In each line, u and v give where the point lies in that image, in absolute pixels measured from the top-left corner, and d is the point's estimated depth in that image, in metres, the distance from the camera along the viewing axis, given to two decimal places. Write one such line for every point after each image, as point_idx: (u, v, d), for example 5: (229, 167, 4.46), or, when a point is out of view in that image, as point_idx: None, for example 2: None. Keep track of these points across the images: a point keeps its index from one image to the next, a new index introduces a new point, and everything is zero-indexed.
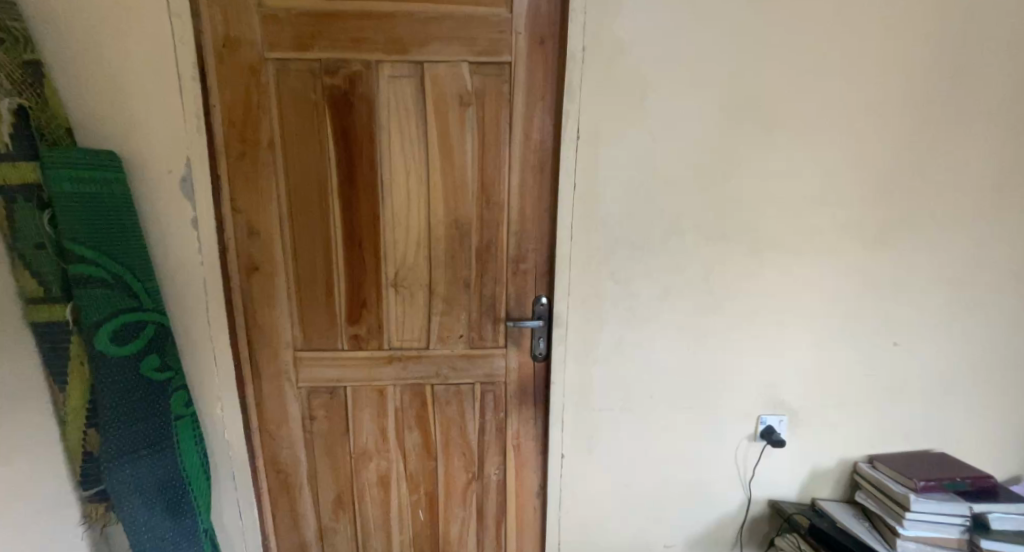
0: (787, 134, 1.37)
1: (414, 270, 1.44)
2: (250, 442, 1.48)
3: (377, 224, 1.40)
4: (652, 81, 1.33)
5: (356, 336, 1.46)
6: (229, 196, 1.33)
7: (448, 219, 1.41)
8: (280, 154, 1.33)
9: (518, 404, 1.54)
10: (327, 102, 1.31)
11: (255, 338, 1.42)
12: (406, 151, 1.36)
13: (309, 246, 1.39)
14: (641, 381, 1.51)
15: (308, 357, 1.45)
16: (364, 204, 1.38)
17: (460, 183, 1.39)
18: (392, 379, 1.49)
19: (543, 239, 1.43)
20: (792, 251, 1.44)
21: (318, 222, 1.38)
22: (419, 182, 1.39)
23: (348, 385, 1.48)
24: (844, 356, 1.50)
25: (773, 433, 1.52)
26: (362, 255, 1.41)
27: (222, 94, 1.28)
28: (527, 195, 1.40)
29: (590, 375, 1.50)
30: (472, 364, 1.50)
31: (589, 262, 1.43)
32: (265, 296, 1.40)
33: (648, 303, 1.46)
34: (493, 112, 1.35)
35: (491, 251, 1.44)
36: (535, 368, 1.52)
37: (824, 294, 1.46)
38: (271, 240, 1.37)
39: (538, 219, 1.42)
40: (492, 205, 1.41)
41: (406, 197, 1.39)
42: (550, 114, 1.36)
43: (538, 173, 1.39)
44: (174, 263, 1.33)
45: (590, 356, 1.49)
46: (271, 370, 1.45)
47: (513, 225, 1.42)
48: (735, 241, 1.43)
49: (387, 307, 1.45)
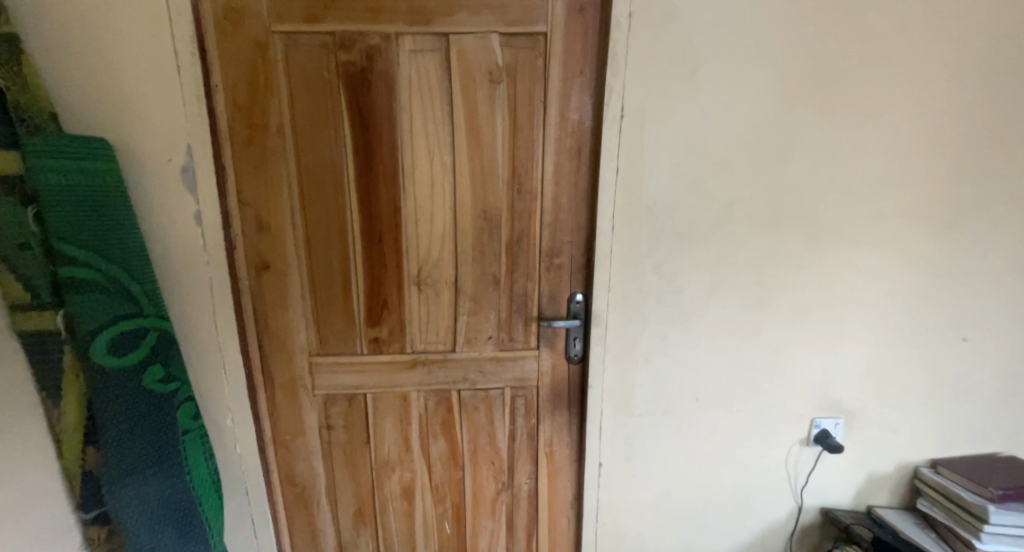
0: (851, 112, 1.24)
1: (439, 266, 1.31)
2: (264, 455, 1.37)
3: (400, 217, 1.27)
4: (704, 54, 1.19)
5: (376, 338, 1.34)
6: (235, 187, 1.20)
7: (477, 211, 1.28)
8: (291, 140, 1.20)
9: (551, 409, 1.42)
10: (341, 81, 1.17)
11: (267, 343, 1.31)
12: (429, 135, 1.23)
13: (325, 242, 1.27)
14: (684, 384, 1.39)
15: (325, 363, 1.34)
16: (384, 194, 1.25)
17: (490, 171, 1.26)
18: (415, 384, 1.38)
19: (579, 231, 1.31)
20: (853, 241, 1.31)
21: (335, 215, 1.25)
22: (443, 169, 1.26)
23: (368, 392, 1.37)
24: (907, 354, 1.38)
25: (828, 437, 1.41)
26: (382, 251, 1.29)
27: (225, 73, 1.14)
28: (562, 183, 1.28)
29: (631, 378, 1.38)
30: (503, 367, 1.39)
31: (632, 255, 1.30)
32: (277, 298, 1.28)
33: (694, 298, 1.34)
34: (526, 92, 1.22)
35: (523, 245, 1.32)
36: (570, 370, 1.40)
37: (886, 287, 1.34)
38: (282, 236, 1.25)
39: (574, 209, 1.30)
40: (525, 195, 1.28)
41: (430, 186, 1.26)
42: (589, 92, 1.22)
43: (576, 158, 1.26)
44: (177, 263, 1.19)
45: (630, 357, 1.37)
46: (285, 377, 1.33)
47: (547, 216, 1.30)
48: (791, 231, 1.31)
49: (409, 307, 1.33)
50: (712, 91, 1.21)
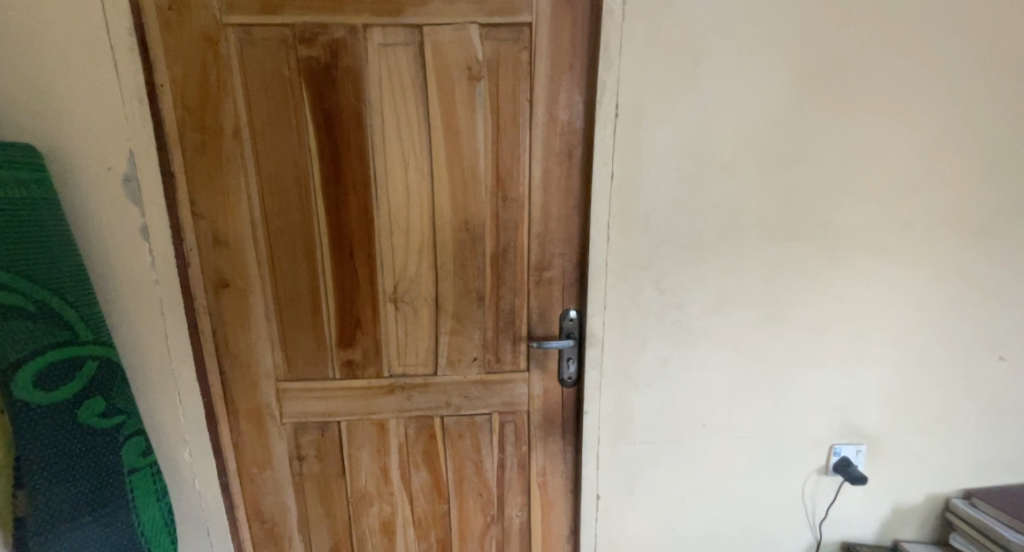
0: (873, 107, 1.11)
1: (417, 282, 1.19)
2: (228, 489, 1.25)
3: (372, 229, 1.15)
4: (708, 44, 1.06)
5: (350, 361, 1.23)
6: (188, 198, 1.09)
7: (457, 221, 1.17)
8: (249, 145, 1.08)
9: (543, 436, 1.30)
10: (303, 79, 1.05)
11: (227, 369, 1.19)
12: (402, 138, 1.11)
13: (290, 257, 1.15)
14: (689, 409, 1.26)
15: (294, 389, 1.22)
16: (354, 204, 1.13)
17: (472, 177, 1.14)
18: (393, 410, 1.26)
19: (570, 242, 1.19)
20: (877, 250, 1.18)
21: (300, 226, 1.13)
22: (418, 176, 1.14)
23: (342, 420, 1.25)
24: (937, 375, 1.25)
25: (849, 465, 1.27)
26: (353, 267, 1.17)
27: (172, 71, 1.03)
28: (550, 189, 1.16)
29: (630, 403, 1.25)
30: (489, 391, 1.27)
31: (630, 268, 1.17)
32: (238, 319, 1.16)
33: (700, 316, 1.21)
34: (509, 89, 1.10)
35: (509, 258, 1.20)
36: (563, 393, 1.28)
37: (914, 301, 1.21)
38: (242, 251, 1.13)
39: (564, 218, 1.18)
40: (510, 203, 1.16)
41: (404, 195, 1.14)
42: (579, 88, 1.10)
43: (566, 162, 1.14)
44: (123, 282, 1.08)
45: (630, 380, 1.24)
46: (249, 405, 1.22)
47: (535, 226, 1.18)
48: (807, 240, 1.17)
49: (385, 327, 1.22)
50: (717, 86, 1.08)
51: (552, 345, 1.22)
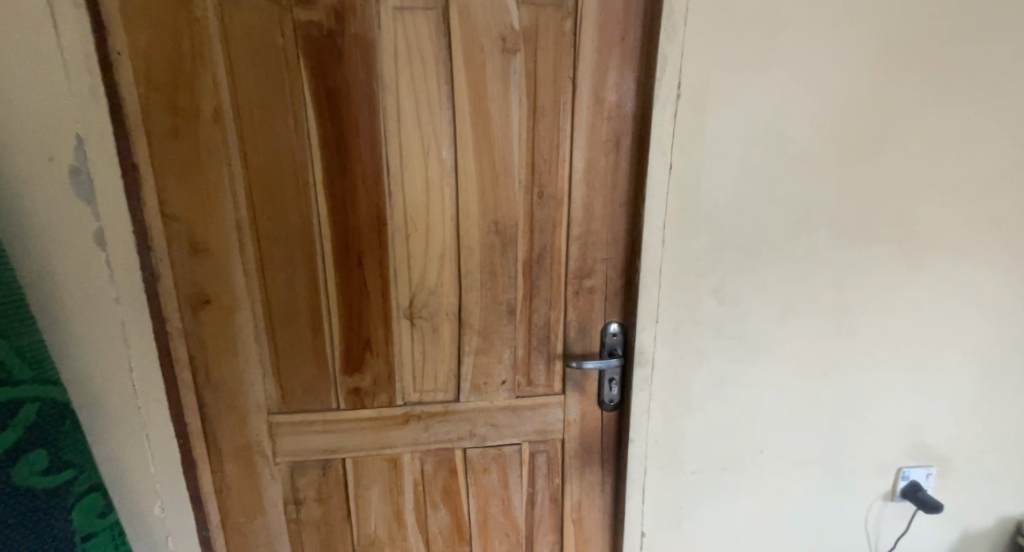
0: (965, 89, 0.97)
1: (437, 294, 1.02)
2: (210, 544, 1.05)
3: (385, 233, 0.96)
4: (786, 12, 0.90)
5: (357, 389, 1.04)
6: (157, 195, 0.88)
7: (485, 223, 0.99)
8: (234, 131, 0.87)
9: (579, 467, 1.14)
10: (301, 49, 0.85)
11: (209, 403, 0.98)
12: (422, 123, 0.92)
13: (285, 267, 0.95)
14: (746, 432, 1.12)
15: (291, 423, 1.03)
16: (363, 203, 0.94)
17: (503, 171, 0.96)
18: (408, 443, 1.08)
19: (615, 245, 1.03)
20: (958, 252, 1.05)
21: (297, 231, 0.93)
22: (440, 169, 0.95)
23: (348, 457, 1.06)
24: (1013, 388, 1.13)
25: (919, 490, 1.15)
26: (361, 278, 0.98)
27: (134, 36, 0.81)
28: (595, 184, 0.99)
29: (681, 428, 1.10)
30: (519, 418, 1.10)
31: (686, 276, 1.01)
32: (221, 342, 0.96)
33: (762, 328, 1.06)
34: (549, 65, 0.92)
35: (545, 265, 1.03)
36: (603, 418, 1.12)
37: (994, 308, 1.08)
38: (225, 261, 0.93)
39: (609, 218, 1.01)
40: (548, 201, 0.99)
41: (424, 191, 0.96)
42: (631, 66, 0.94)
43: (613, 152, 0.98)
44: (73, 303, 0.84)
45: (681, 403, 1.09)
46: (235, 444, 1.01)
47: (576, 227, 1.01)
48: (884, 241, 1.03)
49: (399, 348, 1.03)
50: (793, 63, 0.93)
51: (597, 364, 1.05)
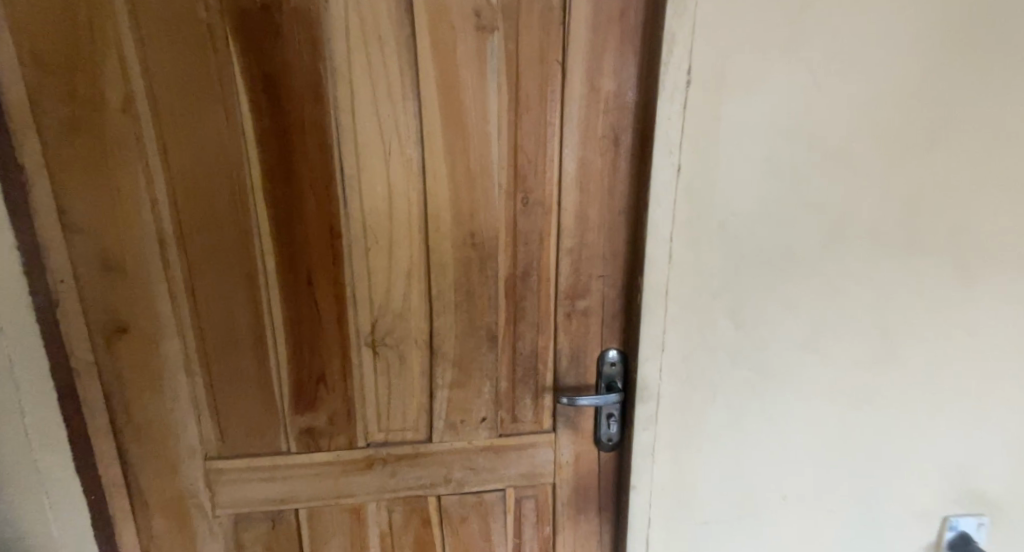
0: None
1: (405, 318, 0.86)
2: None
3: (339, 247, 0.81)
4: None
5: (311, 430, 0.88)
6: (57, 203, 0.73)
7: (460, 235, 0.83)
8: (151, 125, 0.72)
9: (574, 515, 0.99)
10: (228, 25, 0.70)
11: (132, 448, 0.83)
12: (381, 115, 0.76)
13: (220, 289, 0.80)
14: (768, 477, 0.96)
15: (232, 471, 0.87)
16: (312, 212, 0.78)
17: (480, 174, 0.81)
18: (373, 491, 0.92)
19: (614, 260, 0.88)
20: (1017, 267, 0.89)
21: (232, 246, 0.78)
22: (405, 171, 0.79)
23: (301, 508, 0.91)
24: None
25: (969, 543, 0.99)
26: (312, 300, 0.82)
27: (18, 8, 0.66)
28: (588, 189, 0.84)
29: (693, 473, 0.94)
30: (503, 461, 0.95)
31: (697, 297, 0.86)
32: (144, 377, 0.81)
33: (787, 356, 0.91)
34: (533, 45, 0.76)
35: (531, 284, 0.88)
36: (600, 459, 0.97)
37: None
38: (145, 281, 0.77)
39: (606, 228, 0.86)
40: (533, 208, 0.84)
41: (386, 198, 0.80)
42: (631, 47, 0.78)
43: (610, 151, 0.83)
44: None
45: (692, 444, 0.93)
46: (166, 495, 0.86)
47: (567, 240, 0.86)
48: (929, 255, 0.88)
49: (360, 382, 0.88)
50: (826, 43, 0.77)
51: (593, 399, 0.89)
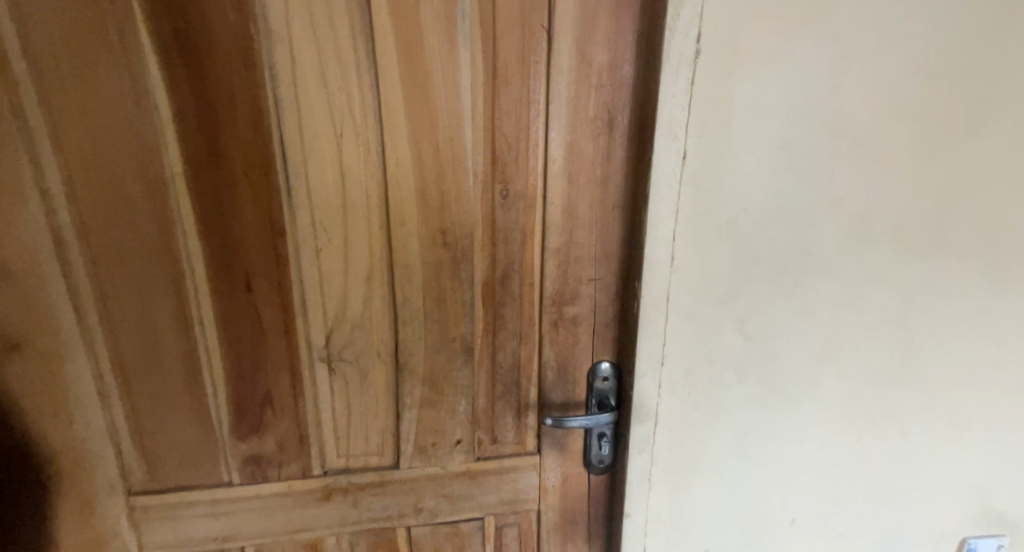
0: None
1: (364, 329, 0.74)
2: None
3: (283, 248, 0.68)
4: None
5: (256, 458, 0.76)
6: None
7: (428, 232, 0.71)
8: (38, 98, 0.59)
9: (560, 542, 0.89)
10: None
11: (38, 483, 0.71)
12: (329, 89, 0.63)
13: (138, 297, 0.67)
14: (776, 500, 0.86)
15: (162, 507, 0.75)
16: (248, 206, 0.65)
17: (451, 161, 0.68)
18: (332, 525, 0.81)
19: (606, 260, 0.77)
20: None
21: (150, 246, 0.65)
22: (361, 157, 0.67)
23: (248, 545, 0.79)
24: None
25: None
26: (252, 309, 0.70)
27: None
28: (578, 178, 0.72)
29: (693, 498, 0.84)
30: (480, 487, 0.84)
31: (702, 304, 0.75)
32: (49, 401, 0.68)
33: (799, 368, 0.80)
34: (514, 6, 0.63)
35: (512, 288, 0.76)
36: (590, 482, 0.86)
37: None
38: (43, 288, 0.64)
39: (598, 224, 0.75)
40: (515, 202, 0.72)
41: (339, 190, 0.67)
42: (629, 11, 0.66)
43: (603, 134, 0.71)
44: None
45: (693, 467, 0.83)
46: (84, 534, 0.74)
47: (553, 238, 0.74)
48: (960, 256, 0.78)
49: (314, 402, 0.76)
50: (858, 7, 0.65)
51: (583, 421, 0.78)
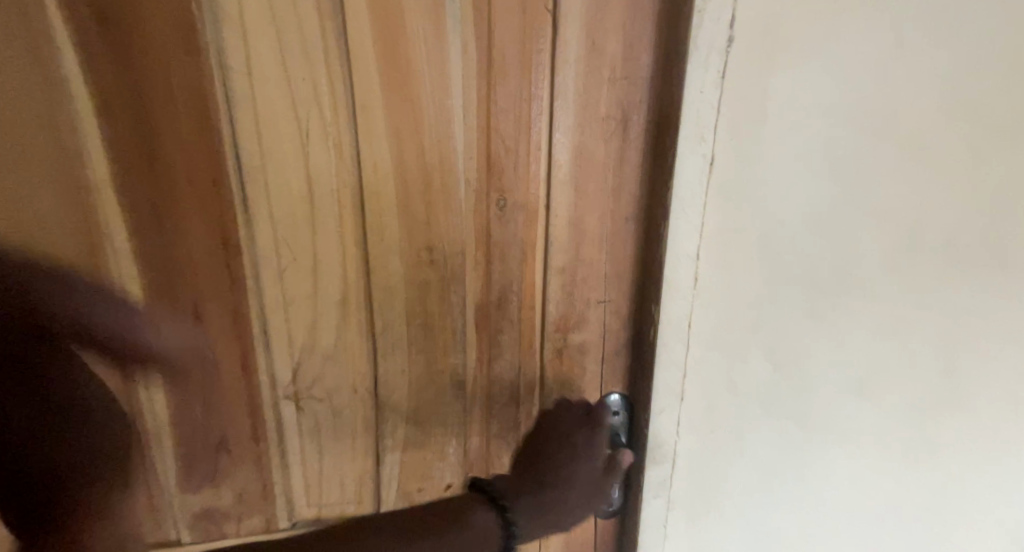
0: None
1: (338, 363, 0.63)
2: None
3: (239, 271, 0.57)
4: None
5: (211, 510, 0.66)
6: None
7: (411, 250, 0.61)
8: None
9: None
10: None
11: None
12: (292, 81, 0.52)
13: (61, 332, 0.55)
14: (803, 543, 0.78)
15: None
16: (194, 223, 0.55)
17: (437, 167, 0.58)
18: None
19: (617, 280, 0.67)
20: None
21: (74, 271, 0.54)
22: (331, 162, 0.56)
23: None
24: None
25: None
26: (202, 342, 0.59)
27: None
28: (586, 187, 0.62)
29: (713, 545, 0.75)
30: None
31: (727, 330, 0.65)
32: None
33: (835, 401, 0.71)
34: None
35: (510, 313, 0.66)
36: (597, 526, 0.77)
37: None
38: None
39: (608, 239, 0.65)
40: (513, 214, 0.62)
41: (305, 201, 0.57)
42: None
43: (616, 136, 0.61)
44: None
45: (715, 511, 0.73)
46: None
47: (556, 255, 0.64)
48: (1012, 272, 0.69)
49: (279, 447, 0.65)
50: None
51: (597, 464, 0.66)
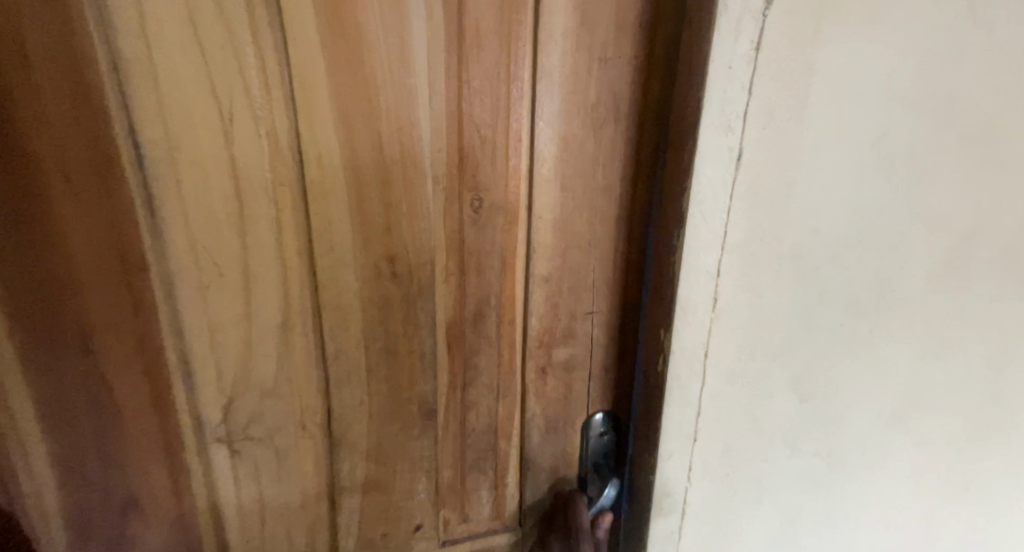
0: None
1: (279, 402, 0.51)
2: None
3: (146, 292, 0.45)
4: None
5: None
6: None
7: (368, 262, 0.49)
8: None
9: None
10: None
11: None
12: (205, 48, 0.40)
13: None
14: None
15: None
16: (78, 232, 0.41)
17: (400, 160, 0.46)
18: None
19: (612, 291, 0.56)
20: None
21: None
22: (262, 154, 0.44)
23: None
24: None
25: None
26: (98, 388, 0.45)
27: None
28: (576, 182, 0.51)
29: None
30: None
31: (751, 359, 0.55)
32: None
33: (867, 434, 0.61)
34: None
35: (488, 334, 0.55)
36: None
37: None
38: None
39: (604, 243, 0.54)
40: (490, 217, 0.50)
41: (230, 203, 0.44)
42: None
43: (618, 121, 0.50)
44: None
45: None
46: None
47: (543, 265, 0.53)
48: None
49: (207, 507, 0.52)
50: None
51: (604, 505, 0.61)
